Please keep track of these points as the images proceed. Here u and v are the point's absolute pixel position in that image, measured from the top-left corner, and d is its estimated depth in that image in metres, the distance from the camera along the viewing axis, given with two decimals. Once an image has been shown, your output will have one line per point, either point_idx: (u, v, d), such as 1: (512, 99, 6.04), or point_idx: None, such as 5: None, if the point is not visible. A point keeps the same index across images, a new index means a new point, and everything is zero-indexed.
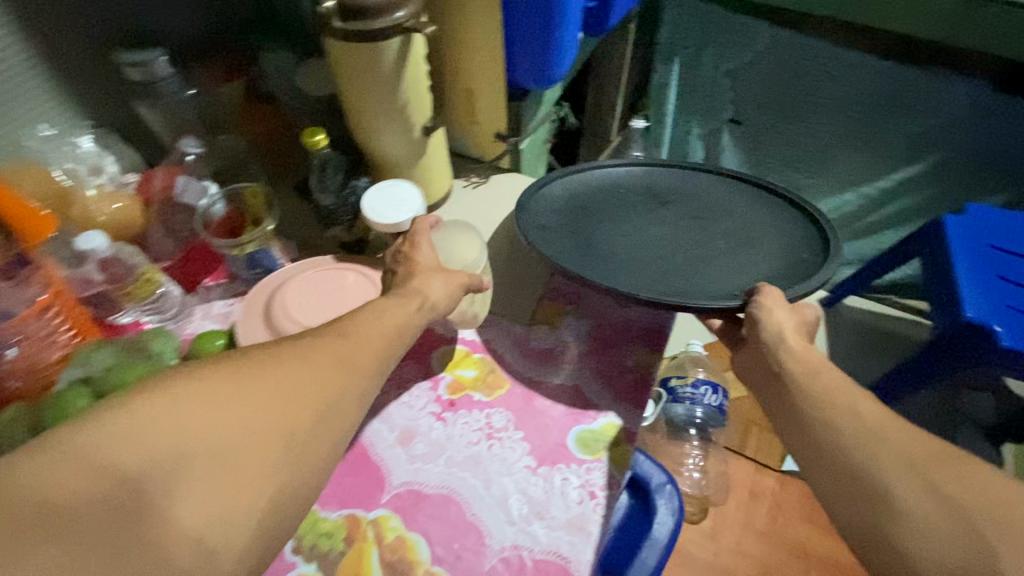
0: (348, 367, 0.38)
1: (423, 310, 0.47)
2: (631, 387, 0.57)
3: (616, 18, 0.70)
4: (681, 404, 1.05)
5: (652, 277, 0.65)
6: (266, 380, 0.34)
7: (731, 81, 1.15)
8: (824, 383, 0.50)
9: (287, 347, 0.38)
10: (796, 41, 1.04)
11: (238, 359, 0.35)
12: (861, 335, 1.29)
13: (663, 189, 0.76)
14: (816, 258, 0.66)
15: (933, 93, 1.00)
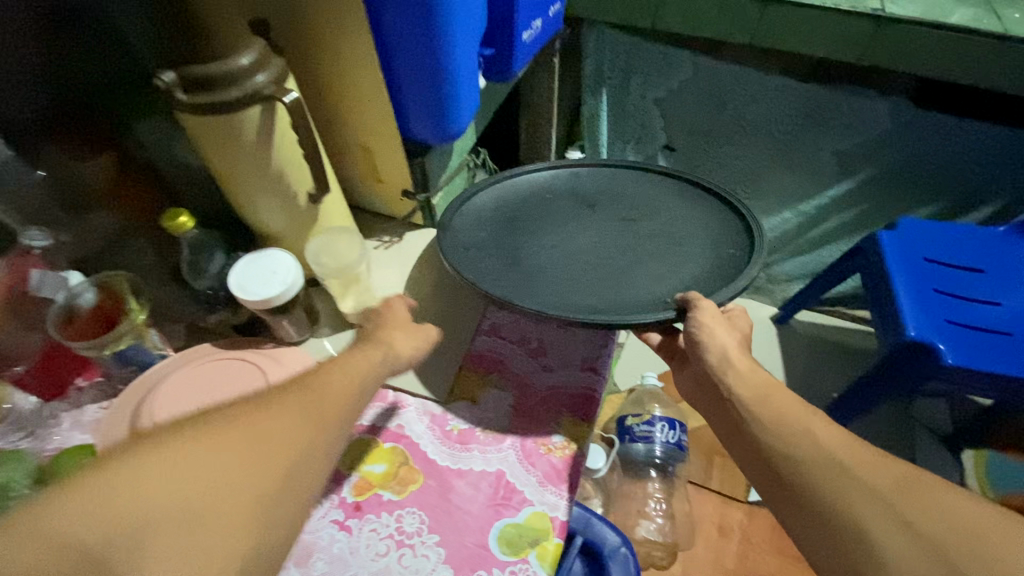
0: (313, 420, 0.37)
1: None
2: (560, 466, 0.52)
3: (521, 62, 0.67)
4: (639, 445, 1.00)
5: (584, 289, 0.61)
6: (236, 435, 0.33)
7: (659, 109, 1.14)
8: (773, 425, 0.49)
9: (241, 405, 0.36)
10: (717, 68, 1.03)
11: (195, 419, 0.34)
12: (815, 350, 1.28)
13: (588, 188, 0.72)
14: (743, 253, 0.64)
15: (853, 111, 1.01)
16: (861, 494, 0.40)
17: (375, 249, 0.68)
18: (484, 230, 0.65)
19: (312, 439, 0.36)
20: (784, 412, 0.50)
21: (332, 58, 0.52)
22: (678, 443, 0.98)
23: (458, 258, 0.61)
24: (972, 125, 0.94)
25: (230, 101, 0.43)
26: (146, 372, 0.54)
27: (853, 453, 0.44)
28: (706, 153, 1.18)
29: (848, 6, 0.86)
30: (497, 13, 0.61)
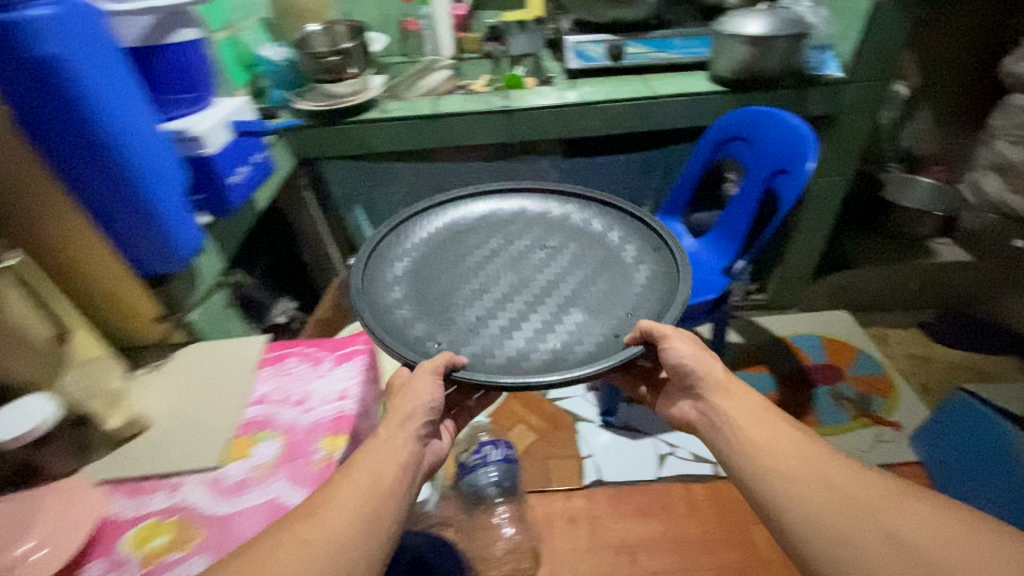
0: (344, 532, 0.54)
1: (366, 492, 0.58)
2: (319, 475, 0.64)
3: (237, 198, 0.87)
4: (479, 474, 1.14)
5: (519, 337, 0.72)
6: (288, 554, 0.51)
7: (404, 205, 1.42)
8: (753, 423, 0.65)
9: (296, 523, 0.54)
10: (432, 168, 1.35)
11: (266, 546, 0.52)
12: None
13: (487, 242, 0.87)
14: (664, 261, 0.80)
15: (534, 172, 1.37)
16: (824, 490, 0.55)
17: (142, 374, 0.78)
18: (414, 299, 0.77)
19: (343, 547, 0.53)
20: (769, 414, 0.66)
21: (32, 222, 0.65)
22: (505, 454, 1.16)
23: (408, 331, 0.72)
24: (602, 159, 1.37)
25: None
26: None
27: (824, 462, 0.58)
28: None
29: (485, 107, 1.24)
30: (200, 169, 0.81)
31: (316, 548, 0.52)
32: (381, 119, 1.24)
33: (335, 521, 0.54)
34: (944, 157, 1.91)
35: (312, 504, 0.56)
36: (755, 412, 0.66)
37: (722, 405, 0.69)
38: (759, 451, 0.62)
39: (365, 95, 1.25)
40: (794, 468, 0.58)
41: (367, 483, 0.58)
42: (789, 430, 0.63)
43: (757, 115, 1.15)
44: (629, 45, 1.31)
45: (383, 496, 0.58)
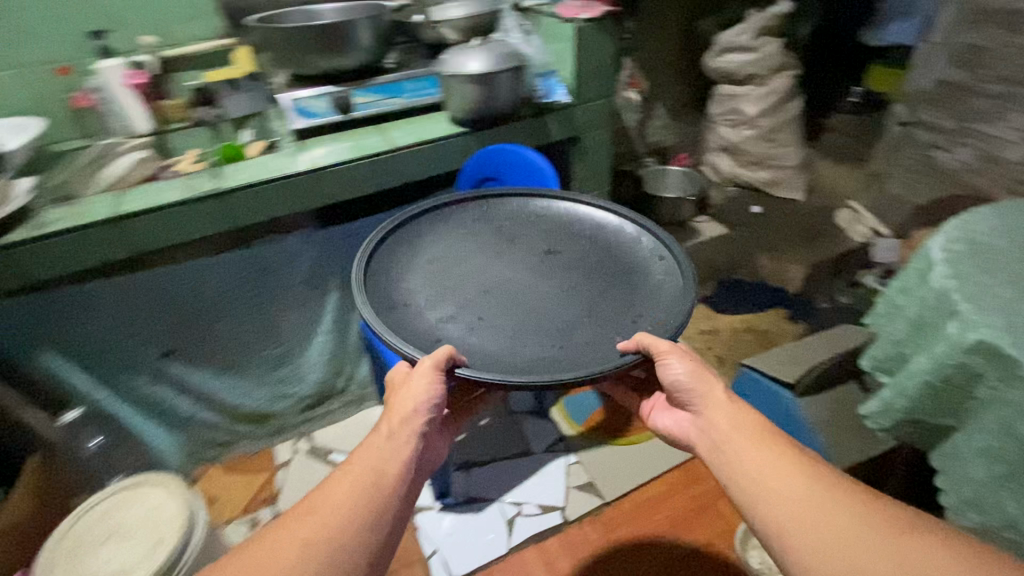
0: (353, 522, 0.59)
1: (375, 481, 0.63)
2: None
3: None
4: None
5: (559, 316, 0.77)
6: (310, 532, 0.57)
7: (122, 330, 1.10)
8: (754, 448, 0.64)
9: (321, 500, 0.60)
10: (143, 278, 1.06)
11: (292, 523, 0.59)
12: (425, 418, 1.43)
13: (525, 224, 0.92)
14: (671, 274, 0.80)
15: (284, 254, 1.18)
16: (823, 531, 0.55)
17: None
18: (448, 286, 0.81)
19: (350, 535, 0.58)
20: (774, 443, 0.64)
21: None
22: None
23: (412, 333, 0.72)
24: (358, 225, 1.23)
25: None
26: None
27: (813, 500, 0.57)
28: (207, 339, 1.21)
29: (187, 196, 1.00)
30: None
31: (317, 542, 0.57)
32: (37, 238, 0.91)
33: (330, 519, 0.59)
34: (683, 143, 2.18)
35: (314, 502, 0.60)
36: (753, 431, 0.66)
37: (714, 424, 0.68)
38: (758, 474, 0.61)
39: (7, 205, 0.93)
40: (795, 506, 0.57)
41: (373, 478, 0.63)
42: (789, 456, 0.62)
43: (501, 154, 1.10)
44: (356, 95, 1.19)
45: (383, 492, 0.62)
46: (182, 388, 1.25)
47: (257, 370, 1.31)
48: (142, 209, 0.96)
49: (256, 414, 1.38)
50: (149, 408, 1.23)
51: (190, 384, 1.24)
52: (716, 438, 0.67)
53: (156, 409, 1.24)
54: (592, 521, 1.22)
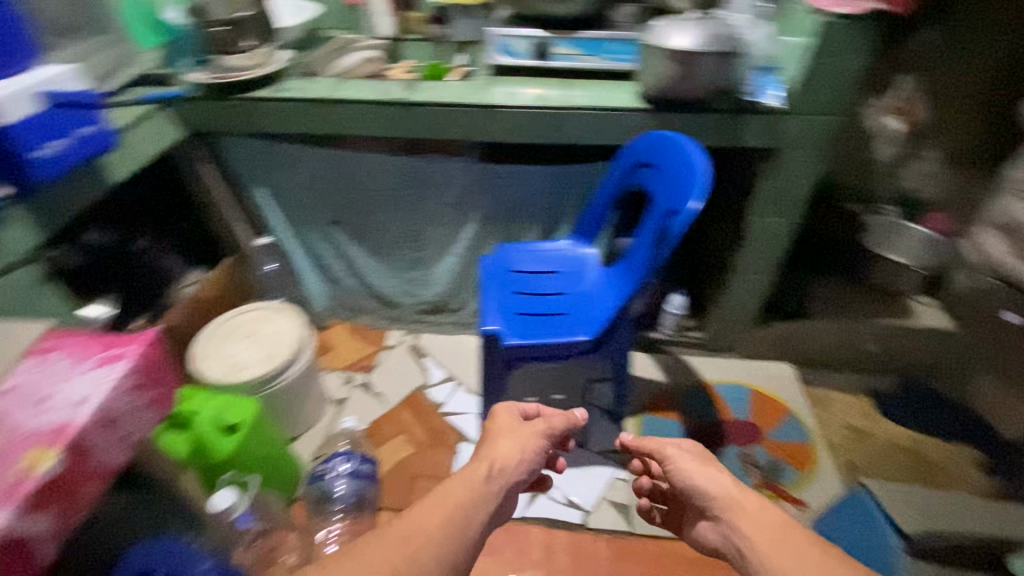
0: (483, 491, 0.79)
1: (494, 468, 0.83)
2: (8, 489, 0.61)
3: (49, 173, 0.85)
4: (329, 485, 1.17)
5: None
6: (446, 500, 0.75)
7: (310, 191, 1.35)
8: (752, 525, 0.72)
9: (439, 489, 0.77)
10: (336, 154, 1.26)
11: (415, 506, 0.73)
12: (533, 374, 1.49)
13: None
14: None
15: (438, 173, 1.27)
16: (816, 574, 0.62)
17: None
18: None
19: (477, 505, 0.76)
20: (750, 504, 0.75)
21: None
22: (355, 469, 1.19)
23: None
24: (503, 170, 1.26)
25: None
26: None
27: (807, 545, 0.66)
28: (366, 224, 1.40)
29: (381, 98, 1.14)
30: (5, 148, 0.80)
31: (453, 514, 0.73)
32: (269, 98, 1.15)
33: (449, 501, 0.75)
34: (956, 208, 1.54)
35: (434, 497, 0.75)
36: (744, 491, 0.77)
37: (736, 518, 0.74)
38: (768, 540, 0.69)
39: (269, 65, 1.18)
40: (797, 544, 0.67)
41: (480, 482, 0.80)
42: (810, 541, 0.67)
43: (658, 140, 1.03)
44: (557, 44, 1.18)
45: (496, 485, 0.81)
46: (339, 252, 1.49)
47: (390, 269, 1.51)
48: (346, 98, 1.13)
49: (383, 299, 1.59)
50: (315, 260, 1.52)
51: (344, 251, 1.48)
52: (733, 519, 0.74)
53: (319, 261, 1.52)
54: (609, 540, 1.17)
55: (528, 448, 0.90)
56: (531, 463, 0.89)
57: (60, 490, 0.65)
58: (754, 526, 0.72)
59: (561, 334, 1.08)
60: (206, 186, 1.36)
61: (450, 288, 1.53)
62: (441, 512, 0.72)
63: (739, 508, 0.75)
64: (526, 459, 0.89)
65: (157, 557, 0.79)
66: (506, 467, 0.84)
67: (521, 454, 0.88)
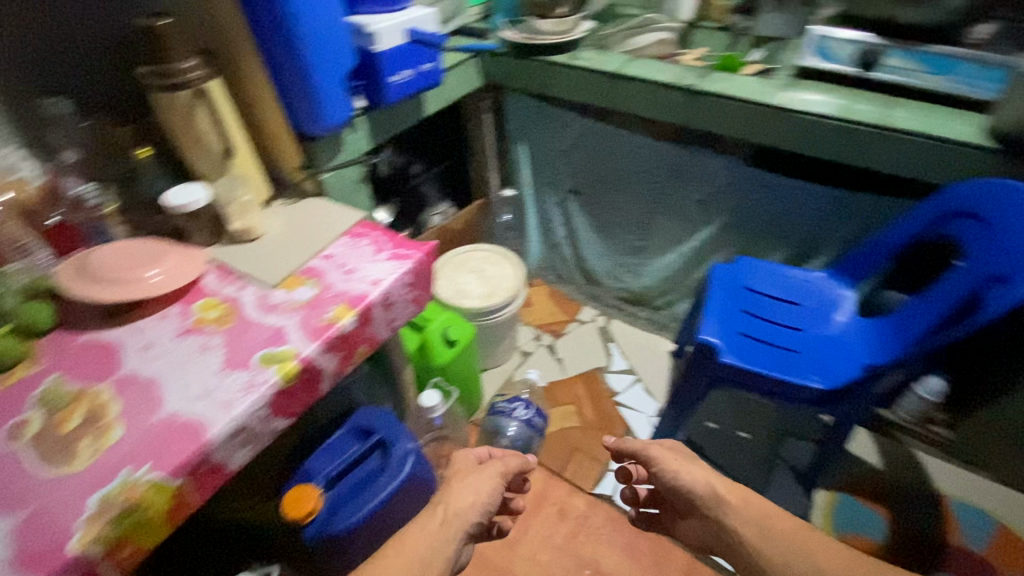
0: (444, 529, 0.82)
1: (446, 510, 0.85)
2: (317, 328, 0.76)
3: (396, 96, 1.01)
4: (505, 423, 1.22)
5: None
6: (414, 537, 0.80)
7: (565, 157, 1.42)
8: (742, 518, 0.86)
9: (415, 525, 0.83)
10: (603, 129, 1.30)
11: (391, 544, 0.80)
12: (721, 402, 1.39)
13: None
14: None
15: (700, 167, 1.22)
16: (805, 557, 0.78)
17: (279, 204, 0.98)
18: None
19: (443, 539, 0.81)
20: (734, 499, 0.88)
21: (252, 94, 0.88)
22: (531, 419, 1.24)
23: None
24: (778, 180, 1.14)
25: (172, 86, 0.79)
26: (93, 251, 0.82)
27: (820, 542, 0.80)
28: (604, 200, 1.43)
29: (671, 81, 1.13)
30: (370, 64, 0.97)
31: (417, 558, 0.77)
32: (566, 65, 1.22)
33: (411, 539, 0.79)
34: None
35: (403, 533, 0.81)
36: (728, 488, 0.90)
37: (726, 516, 0.87)
38: (756, 527, 0.84)
39: (572, 35, 1.25)
40: (789, 535, 0.82)
41: (452, 518, 0.83)
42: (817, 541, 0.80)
43: (991, 187, 0.86)
44: (891, 56, 1.02)
45: (452, 525, 0.83)
46: (568, 220, 1.55)
47: (610, 248, 1.52)
48: (636, 76, 1.15)
49: (590, 276, 1.63)
50: (543, 221, 1.60)
51: (573, 220, 1.53)
52: (722, 514, 0.87)
53: (547, 223, 1.60)
54: None
55: (485, 494, 0.89)
56: (491, 502, 0.88)
57: (347, 343, 0.79)
58: (746, 520, 0.85)
59: (792, 374, 0.98)
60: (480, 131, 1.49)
61: (663, 286, 1.48)
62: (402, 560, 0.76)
63: (733, 505, 0.87)
64: (484, 500, 0.88)
65: (373, 419, 0.97)
66: (464, 508, 0.85)
67: (474, 495, 0.88)
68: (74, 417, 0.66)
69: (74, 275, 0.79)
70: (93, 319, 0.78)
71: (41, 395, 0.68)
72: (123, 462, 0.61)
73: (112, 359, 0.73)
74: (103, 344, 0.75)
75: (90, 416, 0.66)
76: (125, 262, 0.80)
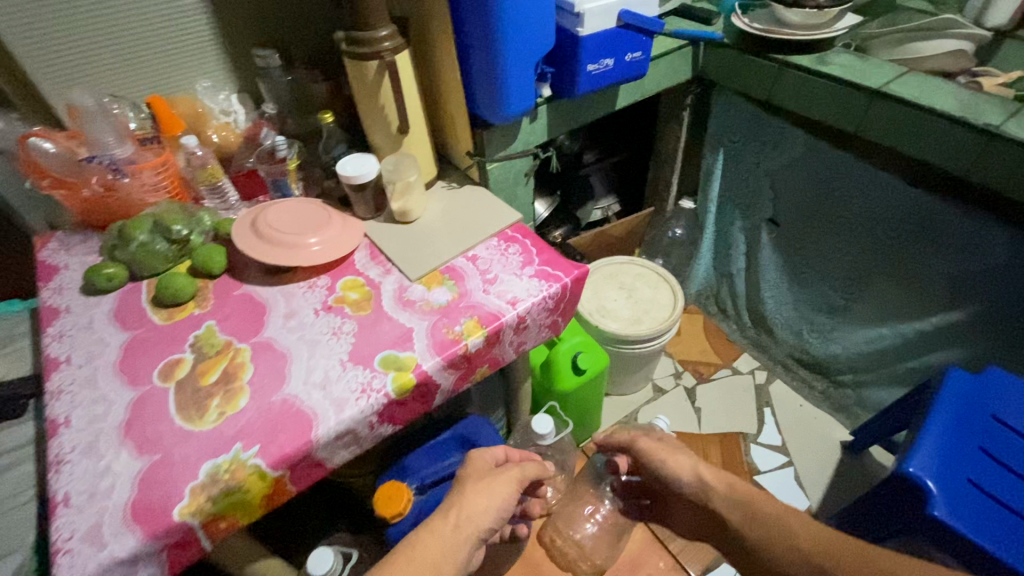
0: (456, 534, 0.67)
1: (457, 516, 0.69)
2: (443, 342, 0.70)
3: (587, 88, 0.88)
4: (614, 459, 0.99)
5: None
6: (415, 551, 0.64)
7: (770, 180, 1.16)
8: (726, 502, 0.67)
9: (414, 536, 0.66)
10: (832, 155, 1.02)
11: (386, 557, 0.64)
12: None
13: None
14: None
15: (968, 237, 0.88)
16: (784, 539, 0.60)
17: (440, 187, 0.94)
18: None
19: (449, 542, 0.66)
20: (721, 486, 0.69)
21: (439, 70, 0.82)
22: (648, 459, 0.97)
23: None
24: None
25: (360, 55, 0.76)
26: (266, 206, 0.86)
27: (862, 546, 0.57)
28: (808, 239, 1.16)
29: (958, 112, 0.81)
30: (568, 50, 0.85)
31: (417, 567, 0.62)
32: (808, 69, 0.96)
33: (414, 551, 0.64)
34: None
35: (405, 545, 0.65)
36: (713, 471, 0.71)
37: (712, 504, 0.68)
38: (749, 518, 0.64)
39: (826, 30, 0.97)
40: (774, 514, 0.62)
41: (465, 522, 0.68)
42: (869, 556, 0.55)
43: None
44: None
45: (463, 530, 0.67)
46: (751, 251, 1.30)
47: (801, 296, 1.25)
48: (907, 98, 0.85)
49: (762, 320, 1.37)
50: (721, 245, 1.37)
51: (758, 254, 1.28)
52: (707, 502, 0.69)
53: (724, 249, 1.36)
54: None
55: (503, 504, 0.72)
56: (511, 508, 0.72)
57: (468, 362, 0.72)
58: (730, 502, 0.66)
59: None
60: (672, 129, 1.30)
61: (859, 361, 1.18)
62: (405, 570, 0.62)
63: (714, 491, 0.68)
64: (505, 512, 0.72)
65: (478, 432, 0.91)
66: (480, 512, 0.70)
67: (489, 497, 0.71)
68: (216, 370, 0.69)
69: (248, 228, 0.83)
70: (255, 271, 0.82)
71: (197, 338, 0.73)
72: (237, 435, 0.62)
73: (259, 319, 0.75)
74: (256, 301, 0.78)
75: (227, 373, 0.68)
76: (291, 223, 0.82)
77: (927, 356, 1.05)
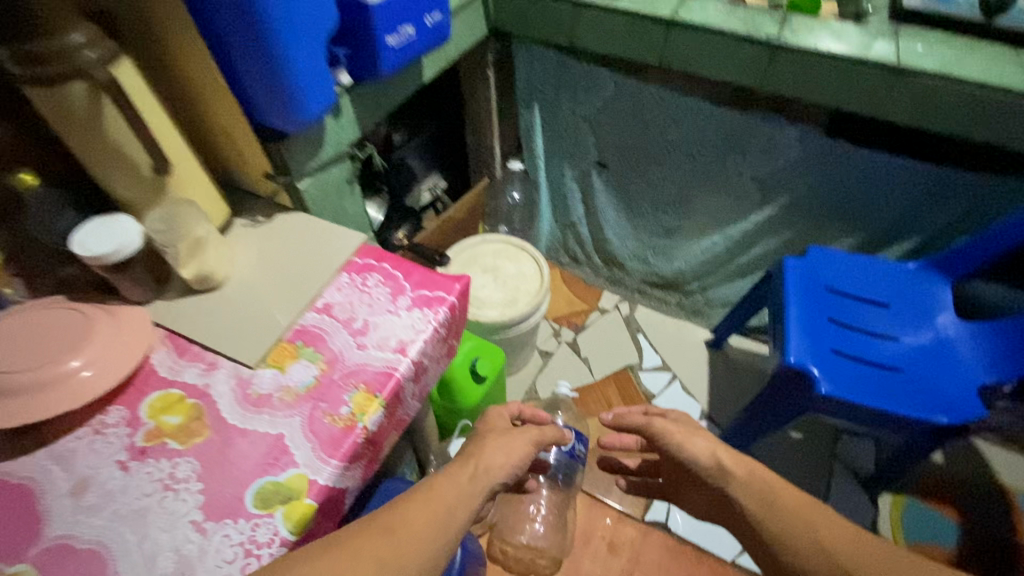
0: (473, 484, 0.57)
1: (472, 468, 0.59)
2: (332, 436, 0.53)
3: (393, 64, 0.72)
4: None
5: None
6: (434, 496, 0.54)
7: (589, 126, 1.16)
8: (745, 488, 0.66)
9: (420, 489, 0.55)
10: (640, 89, 1.04)
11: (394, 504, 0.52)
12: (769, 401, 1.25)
13: None
14: None
15: (768, 138, 0.99)
16: (809, 532, 0.58)
17: (242, 227, 0.72)
18: None
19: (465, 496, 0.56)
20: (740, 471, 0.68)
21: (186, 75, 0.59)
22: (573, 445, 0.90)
23: None
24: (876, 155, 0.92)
25: (47, 74, 0.49)
26: None
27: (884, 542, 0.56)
28: (635, 172, 1.19)
29: (744, 29, 0.87)
30: (356, 23, 0.68)
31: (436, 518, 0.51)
32: (601, 5, 0.93)
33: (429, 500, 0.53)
34: None
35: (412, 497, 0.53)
36: (731, 456, 0.70)
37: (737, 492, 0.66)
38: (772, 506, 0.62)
39: None
40: (794, 507, 0.60)
41: (477, 475, 0.59)
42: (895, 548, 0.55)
43: None
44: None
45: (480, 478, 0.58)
46: (587, 197, 1.32)
47: (640, 227, 1.30)
48: (699, 23, 0.87)
49: (610, 257, 1.42)
50: (557, 198, 1.36)
51: (594, 198, 1.30)
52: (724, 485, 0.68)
53: (562, 202, 1.35)
54: None
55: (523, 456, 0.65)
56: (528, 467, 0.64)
57: (372, 443, 0.56)
58: (749, 492, 0.65)
59: (901, 400, 0.82)
60: (479, 91, 1.21)
61: (701, 270, 1.30)
62: (425, 508, 0.52)
63: (734, 476, 0.67)
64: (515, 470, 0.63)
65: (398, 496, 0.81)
66: (491, 467, 0.60)
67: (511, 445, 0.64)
68: None
69: None
70: None
71: None
72: None
73: (27, 518, 0.48)
74: (10, 490, 0.50)
75: None
76: (25, 349, 0.54)
77: (753, 249, 1.19)
